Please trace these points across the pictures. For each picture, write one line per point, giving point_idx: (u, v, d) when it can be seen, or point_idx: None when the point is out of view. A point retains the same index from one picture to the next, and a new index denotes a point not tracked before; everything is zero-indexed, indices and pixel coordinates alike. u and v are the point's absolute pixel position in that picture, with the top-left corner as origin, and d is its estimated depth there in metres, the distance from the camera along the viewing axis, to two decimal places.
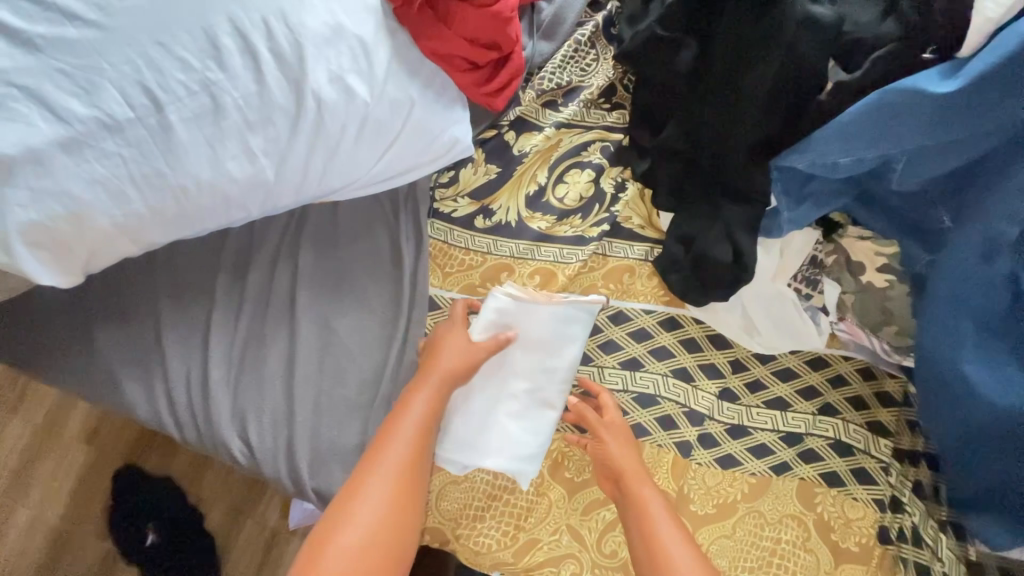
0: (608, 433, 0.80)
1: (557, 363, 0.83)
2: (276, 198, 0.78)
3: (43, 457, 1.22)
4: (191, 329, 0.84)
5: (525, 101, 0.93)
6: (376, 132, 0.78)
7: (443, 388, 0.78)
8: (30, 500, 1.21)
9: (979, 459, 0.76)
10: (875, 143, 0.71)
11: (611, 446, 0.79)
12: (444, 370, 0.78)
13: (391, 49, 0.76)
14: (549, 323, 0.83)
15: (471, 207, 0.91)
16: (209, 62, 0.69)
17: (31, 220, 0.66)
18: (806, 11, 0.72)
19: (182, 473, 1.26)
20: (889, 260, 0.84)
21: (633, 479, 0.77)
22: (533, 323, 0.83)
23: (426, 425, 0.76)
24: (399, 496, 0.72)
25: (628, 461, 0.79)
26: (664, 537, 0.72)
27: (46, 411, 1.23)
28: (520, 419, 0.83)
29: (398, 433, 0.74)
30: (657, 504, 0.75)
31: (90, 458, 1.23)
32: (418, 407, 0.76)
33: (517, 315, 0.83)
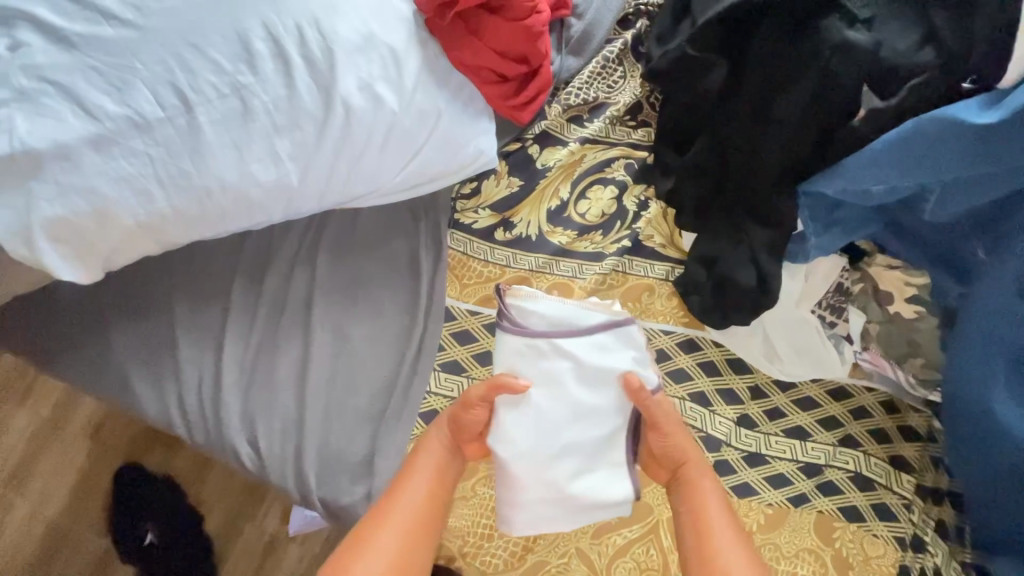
0: (677, 426, 0.74)
1: (535, 373, 0.71)
2: (300, 203, 0.77)
3: (47, 450, 1.22)
4: (203, 329, 0.83)
5: (551, 115, 0.90)
6: (402, 142, 0.77)
7: (456, 435, 0.75)
8: (29, 494, 1.20)
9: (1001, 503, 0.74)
10: (909, 172, 0.70)
11: (671, 440, 0.73)
12: (460, 420, 0.73)
13: (421, 59, 0.76)
14: (588, 330, 0.71)
15: (491, 219, 0.90)
16: (241, 65, 0.70)
17: (55, 215, 0.67)
18: (843, 37, 0.71)
19: (183, 472, 1.25)
20: (919, 291, 0.82)
21: (696, 468, 0.73)
22: (611, 358, 0.72)
23: (442, 472, 0.73)
24: (405, 549, 0.68)
25: (689, 450, 0.74)
26: (717, 537, 0.68)
27: (52, 404, 1.24)
28: (574, 439, 0.71)
29: (411, 472, 0.73)
30: (716, 507, 0.71)
31: (92, 454, 1.23)
32: (432, 450, 0.74)
33: (621, 346, 0.72)
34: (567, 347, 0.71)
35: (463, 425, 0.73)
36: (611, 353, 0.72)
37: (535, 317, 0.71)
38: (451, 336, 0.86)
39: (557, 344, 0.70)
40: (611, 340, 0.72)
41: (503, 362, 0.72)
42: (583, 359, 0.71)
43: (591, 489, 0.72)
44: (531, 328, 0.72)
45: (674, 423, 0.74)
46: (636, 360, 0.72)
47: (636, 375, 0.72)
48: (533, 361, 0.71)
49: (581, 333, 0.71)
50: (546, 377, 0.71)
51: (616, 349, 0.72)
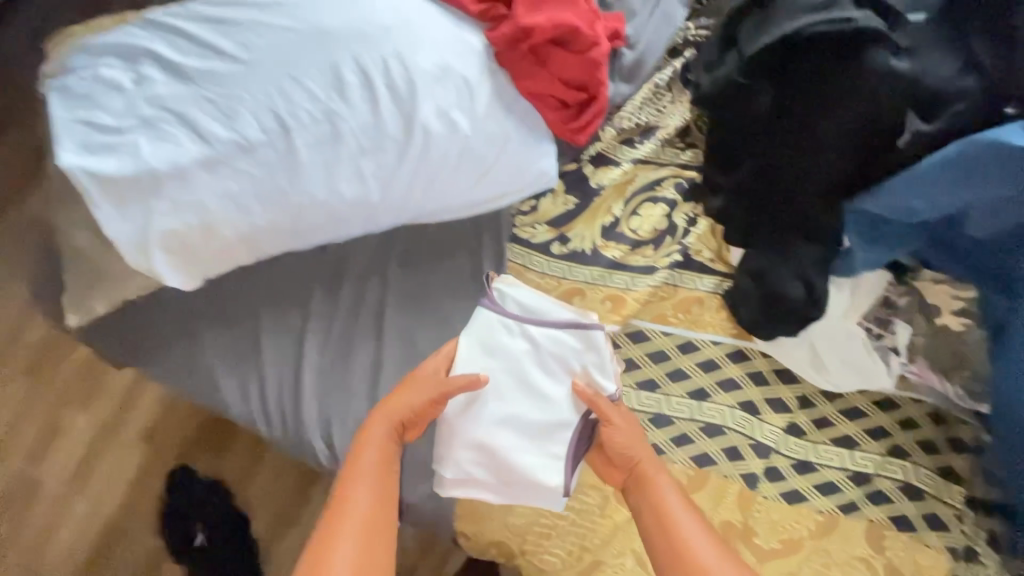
0: (626, 425, 0.79)
1: (497, 350, 0.81)
2: (378, 218, 0.84)
3: (106, 450, 1.31)
4: (284, 333, 0.90)
5: (605, 138, 0.97)
6: (473, 162, 0.83)
7: (395, 428, 0.78)
8: (88, 492, 1.29)
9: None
10: (956, 192, 0.74)
11: (618, 435, 0.78)
12: (401, 406, 0.78)
13: (492, 87, 0.83)
14: (556, 327, 0.81)
15: (549, 234, 0.95)
16: (333, 94, 0.77)
17: (169, 227, 0.75)
18: (889, 64, 0.76)
19: (233, 475, 1.32)
20: (967, 304, 0.85)
21: (649, 465, 0.78)
22: (573, 357, 0.81)
23: (385, 469, 0.75)
24: (369, 548, 0.69)
25: (638, 447, 0.79)
26: (683, 529, 0.71)
27: (111, 409, 1.32)
28: (517, 414, 0.80)
29: (357, 469, 0.74)
30: (676, 499, 0.75)
31: (148, 454, 1.31)
32: (374, 445, 0.76)
33: (585, 349, 0.81)
34: (533, 334, 0.81)
35: (407, 408, 0.78)
36: (574, 355, 0.81)
37: (512, 301, 0.83)
38: None
39: (523, 328, 0.81)
40: (578, 342, 0.81)
41: (474, 335, 0.81)
42: (545, 348, 0.81)
43: (524, 465, 0.79)
44: (507, 310, 0.82)
45: (623, 421, 0.79)
46: (597, 368, 0.81)
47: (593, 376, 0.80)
48: (499, 337, 0.81)
49: (550, 326, 0.81)
50: (505, 355, 0.81)
51: (579, 351, 0.81)
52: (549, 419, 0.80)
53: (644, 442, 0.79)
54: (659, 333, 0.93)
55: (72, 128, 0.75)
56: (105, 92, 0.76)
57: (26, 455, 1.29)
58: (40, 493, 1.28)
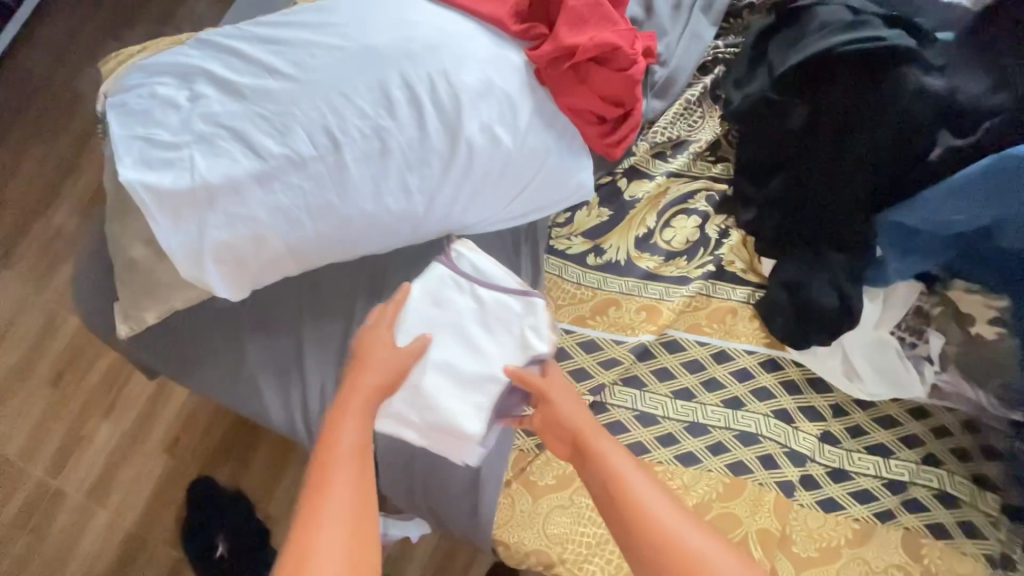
0: (564, 398, 0.78)
1: (442, 301, 0.85)
2: (421, 230, 0.86)
3: (128, 460, 1.32)
4: (327, 343, 0.92)
5: (639, 152, 0.98)
6: (514, 177, 0.86)
7: (371, 406, 0.74)
8: (109, 503, 1.29)
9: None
10: (988, 205, 0.77)
11: (561, 405, 0.77)
12: (376, 382, 0.76)
13: (533, 103, 0.85)
14: (503, 290, 0.85)
15: (584, 245, 0.97)
16: (382, 110, 0.80)
17: (221, 239, 0.77)
18: (920, 83, 0.78)
19: (254, 485, 1.31)
20: (1001, 313, 0.83)
21: (593, 434, 0.75)
22: (515, 319, 0.84)
23: (362, 450, 0.69)
24: (358, 537, 0.62)
25: (580, 416, 0.77)
26: (642, 494, 0.68)
27: (134, 419, 1.34)
28: (454, 361, 0.83)
29: (335, 450, 0.67)
30: (627, 464, 0.71)
31: (170, 464, 1.32)
32: (352, 426, 0.70)
33: (524, 312, 0.84)
34: (479, 293, 0.85)
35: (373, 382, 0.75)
36: (511, 318, 0.84)
37: (464, 257, 0.87)
38: None
39: (469, 285, 0.85)
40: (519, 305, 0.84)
41: (424, 286, 0.85)
42: (489, 306, 0.84)
43: (452, 411, 0.82)
44: (459, 267, 0.87)
45: (560, 394, 0.78)
46: (534, 331, 0.83)
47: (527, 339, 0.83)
48: (446, 290, 0.85)
49: (496, 288, 0.85)
50: (451, 307, 0.85)
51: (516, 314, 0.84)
52: (480, 376, 0.83)
53: (587, 413, 0.78)
54: (693, 343, 0.94)
55: (131, 143, 0.78)
56: (162, 109, 0.79)
57: (52, 463, 1.31)
58: (62, 504, 1.29)
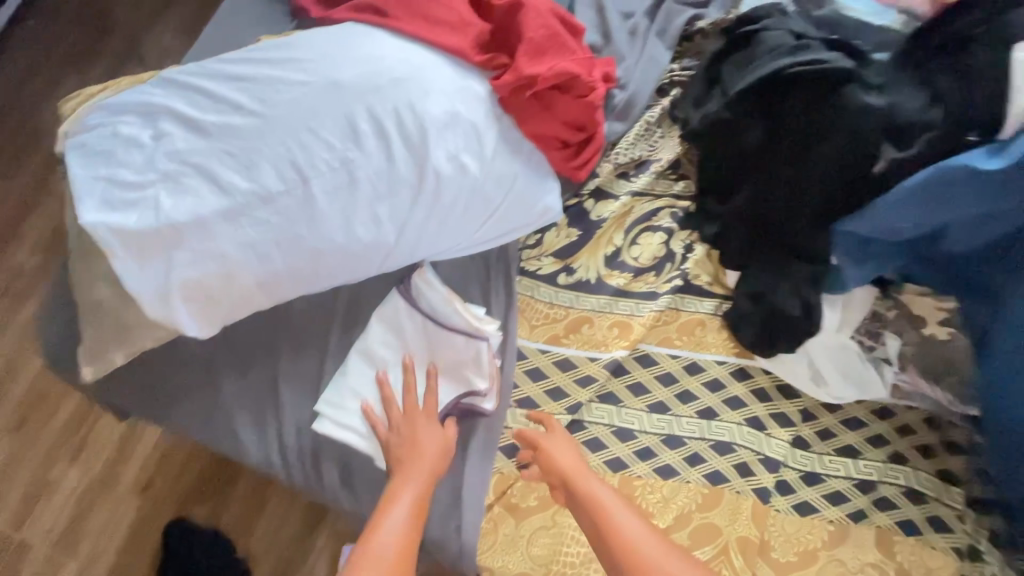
0: (557, 453, 0.84)
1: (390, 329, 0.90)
2: (393, 259, 0.86)
3: (98, 504, 1.27)
4: (302, 375, 0.90)
5: (603, 173, 1.01)
6: (483, 203, 0.87)
7: (423, 483, 0.80)
8: (79, 552, 1.24)
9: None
10: (935, 213, 0.80)
11: (556, 457, 0.83)
12: (431, 470, 0.81)
13: (498, 131, 0.87)
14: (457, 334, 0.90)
15: (554, 265, 0.99)
16: (349, 143, 0.81)
17: (191, 277, 0.77)
18: (862, 101, 0.81)
19: (234, 523, 1.27)
20: (950, 315, 0.91)
21: (582, 478, 0.81)
22: (464, 360, 0.89)
23: (412, 525, 0.76)
24: None
25: (573, 466, 0.82)
26: (631, 533, 0.75)
27: (104, 462, 1.29)
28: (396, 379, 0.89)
29: (385, 526, 0.74)
30: (626, 515, 0.77)
31: (143, 507, 1.27)
32: (403, 504, 0.77)
33: (470, 353, 0.89)
34: (433, 330, 0.90)
35: (417, 458, 0.82)
36: (461, 357, 0.89)
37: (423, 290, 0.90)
38: (524, 373, 0.95)
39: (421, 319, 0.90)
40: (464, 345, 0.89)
41: (381, 315, 0.90)
42: (436, 342, 0.90)
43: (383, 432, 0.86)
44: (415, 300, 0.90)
45: (551, 449, 0.84)
46: (478, 368, 0.89)
47: (472, 375, 0.89)
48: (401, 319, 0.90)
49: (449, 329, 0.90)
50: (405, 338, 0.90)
51: (465, 351, 0.89)
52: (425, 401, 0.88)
53: (582, 463, 0.83)
54: (666, 356, 0.96)
55: (93, 185, 0.77)
56: (125, 149, 0.79)
57: (15, 515, 1.25)
58: (28, 556, 1.24)
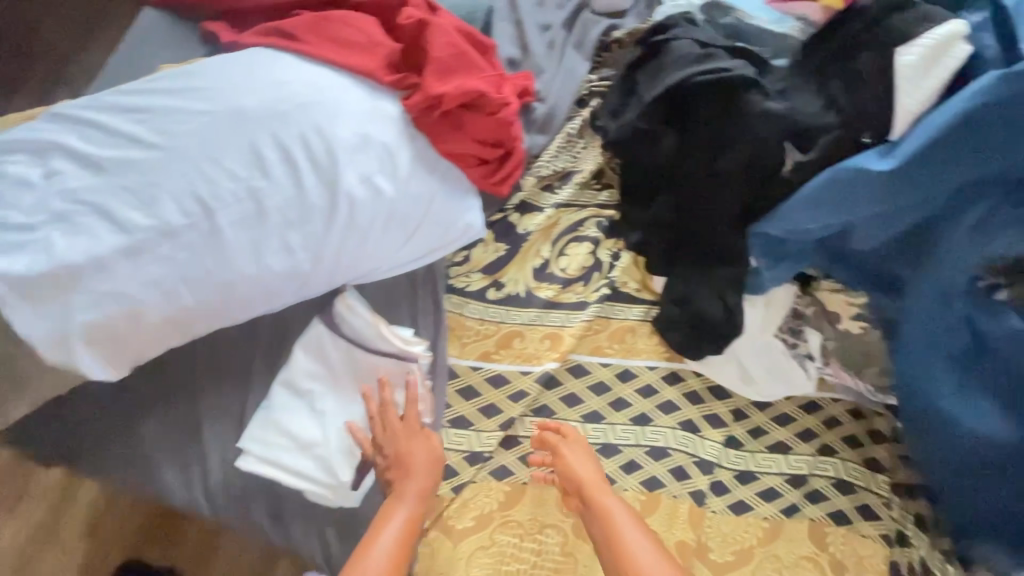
0: (572, 459, 0.85)
1: (314, 357, 0.87)
2: (310, 286, 0.85)
3: (38, 558, 1.18)
4: (227, 409, 0.87)
5: (526, 186, 1.02)
6: (400, 224, 0.86)
7: (423, 502, 0.81)
8: None
9: (971, 480, 0.86)
10: (838, 212, 0.82)
11: (572, 463, 0.84)
12: (419, 489, 0.80)
13: (412, 152, 0.86)
14: (383, 355, 0.88)
15: (483, 281, 0.99)
16: (255, 172, 0.79)
17: (90, 321, 0.74)
18: (764, 106, 0.85)
19: (189, 565, 1.20)
20: (860, 309, 0.94)
21: (597, 490, 0.82)
22: (393, 382, 0.88)
23: (407, 541, 0.77)
24: None
25: (587, 475, 0.83)
26: (633, 545, 0.77)
27: (41, 514, 1.19)
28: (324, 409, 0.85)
29: (375, 545, 0.76)
30: (629, 524, 0.79)
31: (87, 556, 1.19)
32: (393, 524, 0.78)
33: (398, 374, 0.88)
34: (359, 355, 0.88)
35: (419, 476, 0.81)
36: (391, 380, 0.88)
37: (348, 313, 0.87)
38: (457, 393, 0.94)
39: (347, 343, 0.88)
40: (392, 367, 0.88)
41: (304, 345, 0.87)
42: (363, 367, 0.88)
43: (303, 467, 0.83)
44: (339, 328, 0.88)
45: (568, 455, 0.85)
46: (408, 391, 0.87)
47: (402, 399, 0.87)
48: (326, 346, 0.87)
49: (375, 352, 0.88)
50: (331, 365, 0.87)
51: (396, 375, 0.88)
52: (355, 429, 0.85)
53: (596, 471, 0.84)
54: (598, 366, 0.97)
55: None
56: (15, 190, 0.76)
57: None
58: None
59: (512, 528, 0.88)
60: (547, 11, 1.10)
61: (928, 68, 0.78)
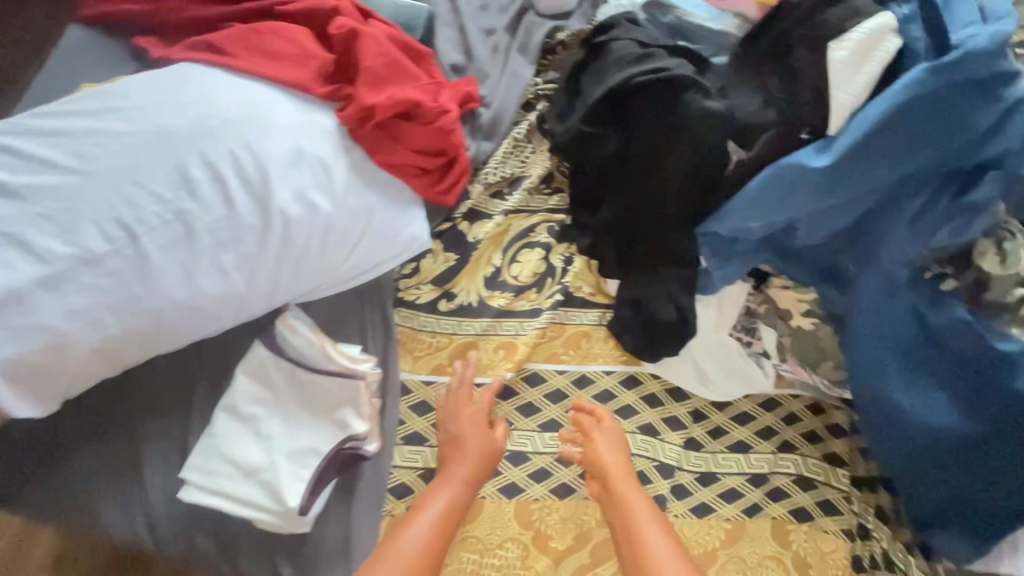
0: (598, 446, 0.86)
1: (258, 380, 0.85)
2: (249, 307, 0.82)
3: None
4: (171, 438, 0.84)
5: (474, 194, 1.00)
6: (339, 240, 0.83)
7: (468, 487, 0.83)
8: None
9: (924, 469, 0.86)
10: (780, 210, 0.81)
11: (598, 450, 0.85)
12: (468, 473, 0.83)
13: (349, 165, 0.84)
14: (327, 375, 0.85)
15: (433, 293, 0.97)
16: (182, 193, 0.76)
17: (10, 357, 0.70)
18: (702, 106, 0.83)
19: None
20: (810, 305, 0.93)
21: (620, 481, 0.83)
22: (339, 403, 0.84)
23: (442, 526, 0.79)
24: None
25: (612, 463, 0.84)
26: (648, 541, 0.76)
27: None
28: (270, 434, 0.82)
29: (414, 526, 0.78)
30: (646, 514, 0.79)
31: None
32: (434, 506, 0.80)
33: (344, 393, 0.84)
34: (303, 376, 0.85)
35: (466, 460, 0.84)
36: (337, 399, 0.84)
37: (291, 334, 0.86)
38: (410, 409, 0.91)
39: (291, 364, 0.85)
40: (338, 386, 0.84)
41: (245, 370, 0.84)
42: (307, 389, 0.85)
43: (248, 495, 0.80)
44: (282, 349, 0.85)
45: (595, 442, 0.86)
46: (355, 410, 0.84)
47: (350, 418, 0.84)
48: (270, 369, 0.85)
49: (319, 372, 0.85)
50: (276, 388, 0.85)
51: (342, 394, 0.84)
52: (302, 452, 0.82)
53: (623, 459, 0.85)
54: (554, 373, 0.95)
55: None
56: None
57: None
58: None
59: (472, 545, 0.87)
60: (490, 14, 1.09)
61: (864, 57, 0.77)
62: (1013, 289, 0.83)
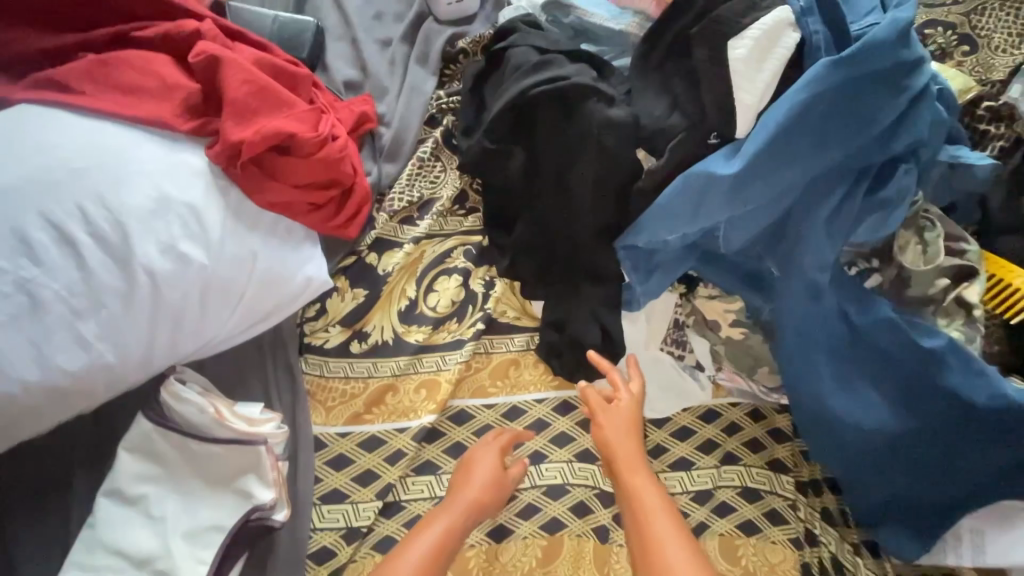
0: (606, 427, 0.81)
1: (144, 454, 0.76)
2: (124, 378, 0.72)
3: None
4: (48, 532, 0.74)
5: (379, 223, 0.93)
6: (221, 294, 0.75)
7: (466, 521, 0.76)
8: None
9: (866, 471, 0.83)
10: (694, 221, 0.77)
11: (606, 431, 0.80)
12: (471, 500, 0.77)
13: (224, 208, 0.75)
14: (223, 444, 0.76)
15: (343, 334, 0.89)
16: (21, 260, 0.66)
17: None
18: (605, 115, 0.78)
19: None
20: (737, 314, 0.89)
21: (628, 469, 0.78)
22: (238, 472, 0.76)
23: (439, 554, 0.73)
24: None
25: (622, 446, 0.79)
26: (656, 529, 0.72)
27: None
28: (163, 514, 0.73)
29: (414, 546, 0.72)
30: (655, 501, 0.74)
31: None
32: (436, 527, 0.75)
33: (243, 461, 0.76)
34: (195, 448, 0.77)
35: (471, 489, 0.78)
36: (238, 468, 0.77)
37: (176, 402, 0.76)
38: (326, 464, 0.84)
39: (181, 435, 0.76)
40: (237, 454, 0.76)
41: (129, 447, 0.75)
42: (202, 460, 0.77)
43: None
44: (168, 419, 0.76)
45: (605, 423, 0.81)
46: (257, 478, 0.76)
47: (252, 486, 0.76)
48: (156, 442, 0.76)
49: (213, 441, 0.76)
50: (166, 462, 0.76)
51: (242, 462, 0.77)
52: (200, 531, 0.73)
53: (634, 442, 0.80)
54: (480, 408, 0.88)
55: None
56: None
57: None
58: None
59: None
60: (386, 24, 1.02)
61: (763, 58, 0.74)
62: (934, 281, 0.81)
